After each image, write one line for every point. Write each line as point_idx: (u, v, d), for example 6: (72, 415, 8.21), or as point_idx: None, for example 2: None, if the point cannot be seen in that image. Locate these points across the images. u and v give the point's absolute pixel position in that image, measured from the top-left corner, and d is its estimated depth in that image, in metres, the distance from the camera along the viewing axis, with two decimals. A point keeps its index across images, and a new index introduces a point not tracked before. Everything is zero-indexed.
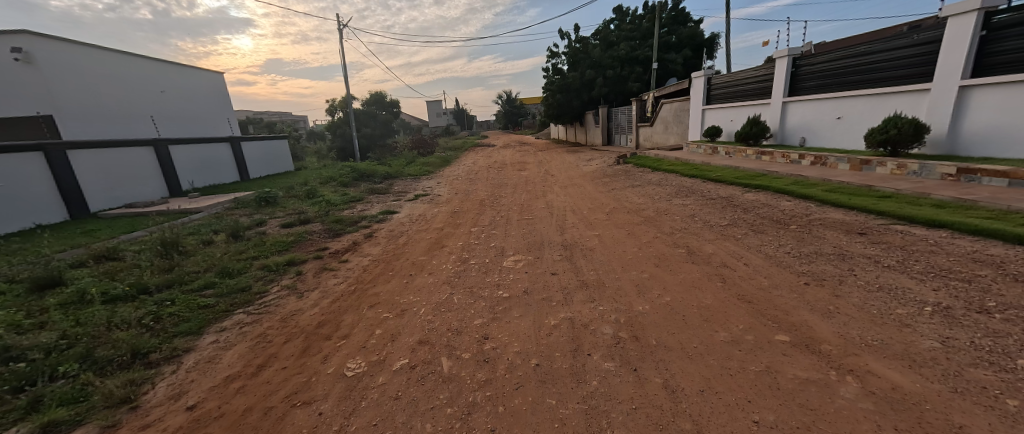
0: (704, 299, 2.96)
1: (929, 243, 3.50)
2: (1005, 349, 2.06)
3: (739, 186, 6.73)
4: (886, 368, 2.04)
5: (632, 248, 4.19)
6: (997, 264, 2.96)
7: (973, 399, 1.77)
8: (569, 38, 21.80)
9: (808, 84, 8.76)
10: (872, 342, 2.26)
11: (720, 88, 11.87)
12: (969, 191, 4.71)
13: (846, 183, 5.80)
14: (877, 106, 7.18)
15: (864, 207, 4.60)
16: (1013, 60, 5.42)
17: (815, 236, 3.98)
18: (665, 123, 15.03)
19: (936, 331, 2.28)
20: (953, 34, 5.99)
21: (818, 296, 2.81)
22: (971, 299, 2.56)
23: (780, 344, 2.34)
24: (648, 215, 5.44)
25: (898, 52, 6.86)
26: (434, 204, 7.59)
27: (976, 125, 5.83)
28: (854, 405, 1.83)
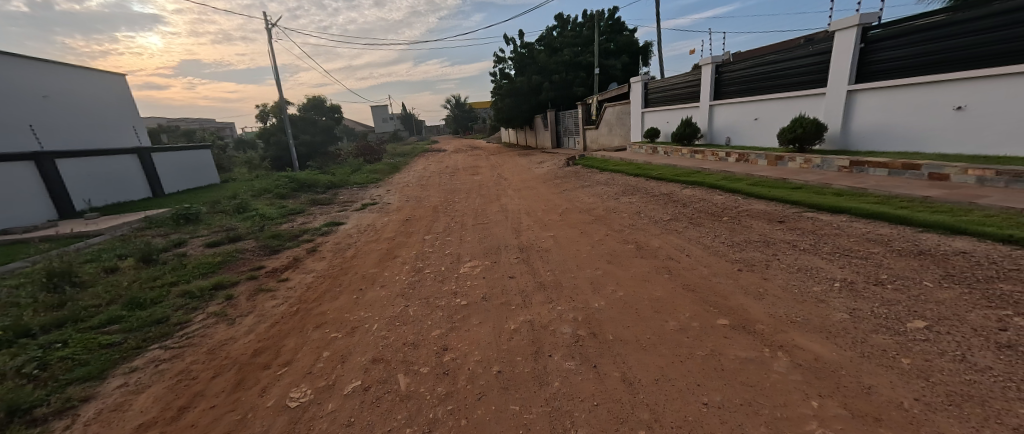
0: (655, 291, 3.14)
1: (833, 227, 4.03)
2: (897, 315, 2.43)
3: (677, 184, 7.24)
4: (809, 341, 2.30)
5: (586, 246, 4.35)
6: (885, 242, 3.49)
7: (877, 361, 2.06)
8: (514, 44, 22.26)
9: (730, 89, 9.73)
10: (796, 318, 2.54)
11: (656, 92, 12.76)
12: (860, 181, 5.49)
13: (765, 177, 6.49)
14: (786, 109, 8.17)
15: (782, 198, 5.17)
16: (888, 69, 6.39)
17: (743, 226, 4.39)
18: (608, 126, 15.81)
19: (845, 304, 2.62)
20: (841, 44, 6.96)
21: (749, 281, 3.12)
22: (868, 273, 3.00)
23: (721, 328, 2.54)
24: (599, 214, 5.68)
25: (799, 61, 7.87)
26: (384, 213, 7.25)
27: (862, 124, 6.84)
28: (786, 378, 2.05)
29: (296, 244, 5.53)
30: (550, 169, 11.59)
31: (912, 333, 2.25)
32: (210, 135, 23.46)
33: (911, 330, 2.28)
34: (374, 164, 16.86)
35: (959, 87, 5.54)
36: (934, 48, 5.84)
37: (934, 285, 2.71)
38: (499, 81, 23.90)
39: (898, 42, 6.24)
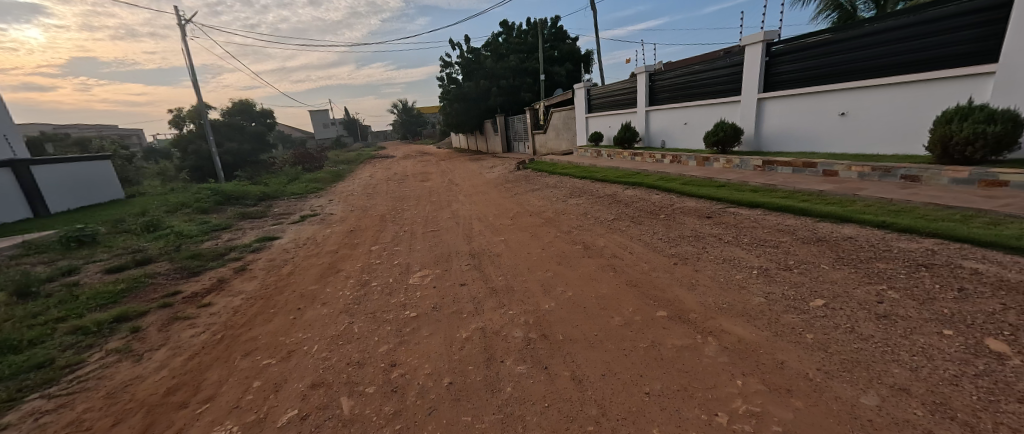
0: (601, 288, 3.28)
1: (752, 220, 4.50)
2: (803, 296, 2.77)
3: (620, 185, 7.62)
4: (733, 325, 2.54)
5: (536, 249, 4.43)
6: (793, 232, 3.97)
7: (788, 338, 2.33)
8: (459, 49, 22.17)
9: (662, 96, 10.52)
10: (723, 305, 2.79)
11: (597, 98, 13.40)
12: (770, 178, 6.19)
13: (694, 177, 7.07)
14: (709, 114, 9.01)
15: (710, 195, 5.67)
16: (788, 80, 7.33)
17: (678, 223, 4.73)
18: (556, 131, 16.27)
19: (762, 289, 2.93)
20: (751, 57, 7.82)
21: (683, 273, 3.37)
22: (780, 260, 3.39)
23: (660, 319, 2.72)
24: (548, 217, 5.80)
25: (718, 71, 8.73)
26: (325, 225, 6.79)
27: (771, 127, 7.76)
28: (715, 360, 2.24)
29: (222, 264, 4.97)
30: (501, 174, 11.64)
31: (814, 310, 2.58)
32: (110, 142, 20.45)
33: (813, 308, 2.61)
34: (314, 173, 15.76)
35: (844, 96, 6.45)
36: (824, 62, 6.74)
37: (830, 267, 3.14)
38: (444, 86, 23.65)
39: (797, 56, 7.13)
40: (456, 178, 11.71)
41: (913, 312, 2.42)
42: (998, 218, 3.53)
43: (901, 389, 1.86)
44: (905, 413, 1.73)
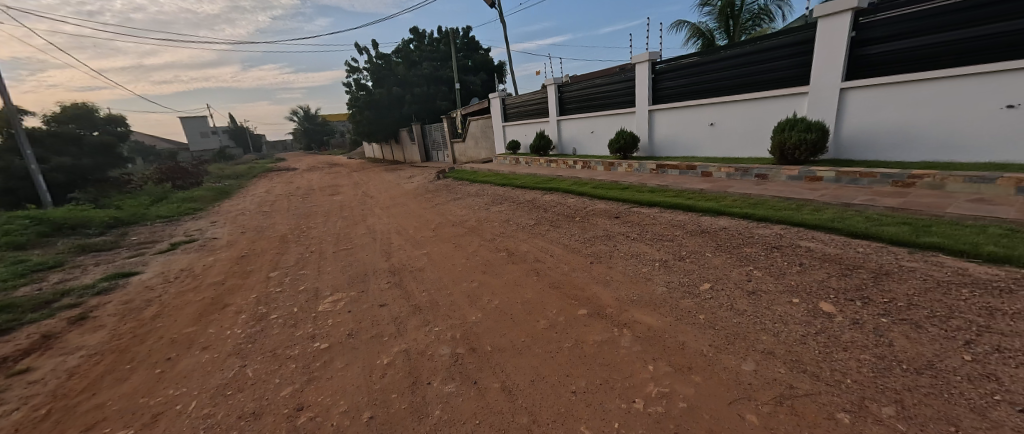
0: (525, 293, 3.34)
1: (651, 218, 5.05)
2: (696, 281, 3.19)
3: (538, 191, 7.91)
4: (643, 315, 2.81)
5: (460, 259, 4.34)
6: (684, 226, 4.55)
7: (686, 321, 2.66)
8: (368, 54, 21.18)
9: (570, 107, 11.28)
10: (633, 297, 3.06)
11: (512, 108, 13.80)
12: (661, 180, 7.06)
13: (603, 181, 7.71)
14: (611, 123, 9.95)
15: (616, 197, 6.23)
16: (670, 95, 8.47)
17: (591, 225, 5.08)
18: (475, 139, 16.34)
19: (664, 279, 3.31)
20: (641, 74, 8.80)
21: (599, 271, 3.62)
22: (676, 252, 3.86)
23: (582, 317, 2.87)
24: (472, 225, 5.74)
25: (614, 85, 9.68)
26: (208, 251, 5.76)
27: (660, 136, 8.85)
28: (629, 350, 2.44)
29: (50, 314, 3.83)
30: (418, 184, 11.28)
31: (702, 294, 2.99)
32: None
33: (703, 291, 3.02)
34: (188, 191, 13.34)
35: (714, 109, 7.62)
36: (698, 80, 7.88)
37: (712, 254, 3.68)
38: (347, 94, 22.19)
39: (678, 74, 8.20)
40: (366, 191, 10.99)
41: (772, 286, 2.97)
42: (821, 206, 4.54)
43: (769, 353, 2.25)
44: (774, 372, 2.10)
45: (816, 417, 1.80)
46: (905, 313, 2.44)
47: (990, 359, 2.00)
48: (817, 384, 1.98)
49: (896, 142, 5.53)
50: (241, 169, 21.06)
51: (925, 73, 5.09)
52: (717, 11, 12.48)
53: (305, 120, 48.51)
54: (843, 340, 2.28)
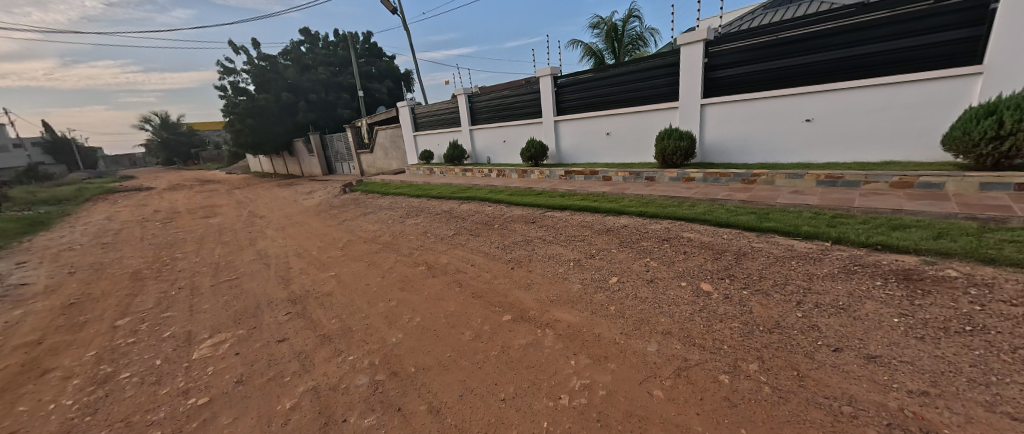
0: (448, 306, 3.23)
1: (563, 221, 5.34)
2: (606, 276, 3.47)
3: (454, 200, 7.77)
4: (562, 313, 2.94)
5: (375, 278, 4.02)
6: (592, 226, 4.90)
7: (600, 314, 2.86)
8: (246, 55, 18.32)
9: (481, 116, 11.40)
10: (552, 297, 3.19)
11: (422, 117, 13.45)
12: (566, 185, 7.56)
13: (518, 188, 7.95)
14: (522, 133, 10.32)
15: (529, 203, 6.46)
16: (571, 106, 9.15)
17: (509, 231, 5.16)
18: (384, 150, 15.56)
19: (579, 277, 3.52)
20: (545, 86, 9.34)
21: (520, 275, 3.69)
22: (588, 250, 4.14)
23: (506, 323, 2.89)
24: (386, 241, 5.39)
25: (522, 96, 10.09)
26: (18, 301, 4.36)
27: (566, 144, 9.46)
28: (552, 349, 2.53)
29: None
30: (316, 201, 10.20)
31: (612, 287, 3.26)
32: None
33: (612, 285, 3.30)
34: None
35: (610, 120, 8.45)
36: (596, 94, 8.64)
37: (617, 250, 4.04)
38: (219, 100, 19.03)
39: (577, 88, 8.92)
40: (249, 211, 9.54)
41: (666, 274, 3.38)
42: (695, 201, 5.34)
43: (668, 333, 2.55)
44: (673, 349, 2.38)
45: (706, 382, 2.09)
46: (760, 285, 3.00)
47: (814, 313, 2.58)
48: (706, 355, 2.30)
49: (738, 149, 6.83)
50: (63, 192, 16.54)
51: (750, 95, 6.43)
52: (604, 33, 14.15)
53: (163, 129, 40.08)
54: (719, 313, 2.71)
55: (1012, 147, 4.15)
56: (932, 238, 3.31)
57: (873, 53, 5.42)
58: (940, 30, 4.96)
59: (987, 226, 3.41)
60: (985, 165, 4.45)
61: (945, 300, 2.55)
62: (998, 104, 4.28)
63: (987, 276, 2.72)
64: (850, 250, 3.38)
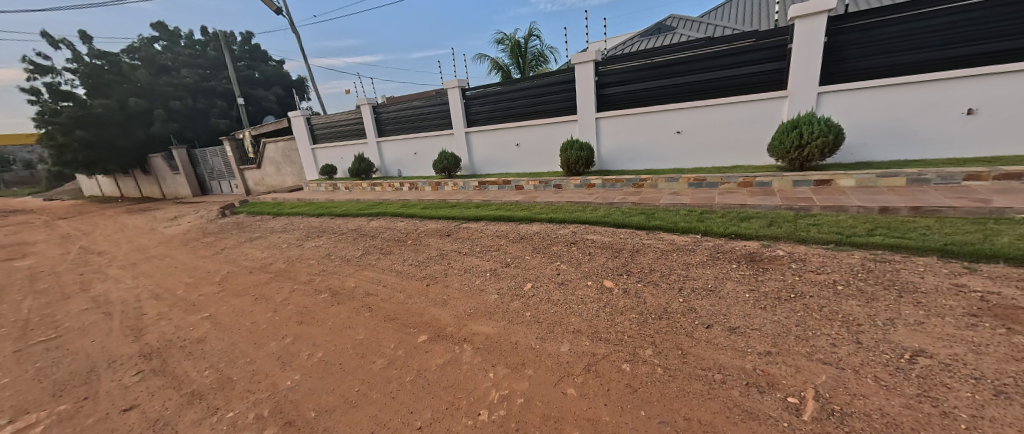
0: (355, 335, 2.94)
1: (479, 231, 5.35)
2: (521, 283, 3.56)
3: (362, 217, 7.21)
4: (481, 326, 2.92)
5: (265, 314, 3.46)
6: (507, 235, 5.01)
7: (518, 322, 2.92)
8: (75, 52, 14.70)
9: (388, 127, 10.88)
10: (469, 311, 3.15)
11: (320, 128, 12.33)
12: (477, 196, 7.63)
13: (431, 201, 7.75)
14: (433, 145, 10.09)
15: (441, 215, 6.34)
16: (480, 118, 9.28)
17: (424, 246, 4.97)
18: (274, 165, 13.95)
19: (496, 287, 3.54)
20: (454, 98, 9.31)
21: (436, 292, 3.57)
22: (504, 259, 4.20)
23: (422, 344, 2.75)
24: (280, 268, 4.73)
25: (432, 107, 9.90)
26: None
27: (479, 156, 9.53)
28: (470, 364, 2.48)
29: None
30: (181, 229, 8.54)
31: (527, 293, 3.35)
32: None
33: (527, 291, 3.39)
34: None
35: (519, 132, 8.77)
36: (504, 106, 8.90)
37: (530, 257, 4.18)
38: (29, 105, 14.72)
39: (485, 101, 9.09)
40: (80, 247, 7.53)
41: (574, 275, 3.61)
42: (597, 206, 5.84)
43: (578, 331, 2.71)
44: (584, 346, 2.54)
45: (612, 373, 2.27)
46: (651, 277, 3.40)
47: (692, 297, 3.02)
48: (611, 347, 2.51)
49: (628, 157, 7.70)
50: None
51: (628, 111, 7.40)
52: (509, 48, 14.86)
53: None
54: (620, 306, 2.99)
55: (809, 154, 5.47)
56: (764, 226, 4.16)
57: (713, 79, 6.67)
58: (757, 63, 6.31)
59: (798, 214, 4.44)
60: (793, 167, 5.78)
61: (780, 275, 3.22)
62: (798, 120, 5.63)
63: (802, 253, 3.53)
64: (714, 240, 4.06)
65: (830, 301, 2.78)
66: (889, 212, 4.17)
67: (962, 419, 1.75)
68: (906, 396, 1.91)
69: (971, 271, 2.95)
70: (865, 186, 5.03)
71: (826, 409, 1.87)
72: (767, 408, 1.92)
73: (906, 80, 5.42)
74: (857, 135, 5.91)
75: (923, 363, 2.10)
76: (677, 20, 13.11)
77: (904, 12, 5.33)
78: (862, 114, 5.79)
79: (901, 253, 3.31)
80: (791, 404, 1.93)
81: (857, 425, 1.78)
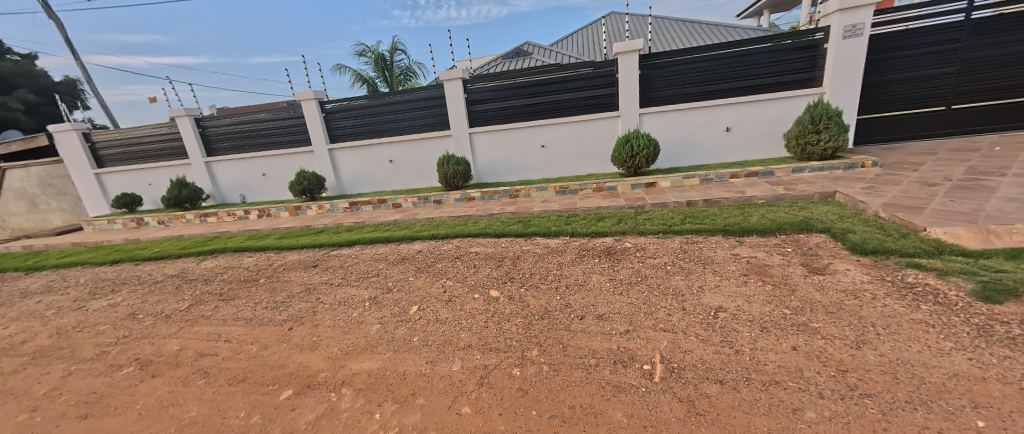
0: (187, 412, 2.31)
1: (352, 257, 4.86)
2: (405, 308, 3.35)
3: (187, 257, 5.78)
4: (362, 363, 2.63)
5: (22, 416, 2.43)
6: (385, 257, 4.68)
7: (403, 349, 2.73)
8: None
9: (221, 145, 9.05)
10: (346, 349, 2.81)
11: (111, 147, 9.47)
12: (340, 220, 6.93)
13: (289, 229, 6.73)
14: (286, 164, 8.80)
15: (299, 245, 5.54)
16: (343, 133, 8.53)
17: (282, 283, 4.25)
18: (26, 199, 10.08)
19: (375, 316, 3.25)
20: (310, 111, 8.29)
21: (302, 335, 3.08)
22: (384, 284, 3.89)
23: (286, 401, 2.33)
24: (51, 344, 3.40)
25: (281, 121, 8.63)
26: None
27: (346, 174, 8.71)
28: (351, 409, 2.21)
29: None
30: None
31: (413, 317, 3.17)
32: None
33: (413, 315, 3.20)
34: None
35: (390, 147, 8.34)
36: (369, 121, 8.36)
37: (414, 277, 3.99)
38: None
39: (348, 114, 8.38)
40: None
41: (461, 290, 3.58)
42: (477, 218, 5.94)
43: (468, 346, 2.69)
44: (474, 361, 2.53)
45: (503, 381, 2.32)
46: (532, 280, 3.62)
47: (567, 293, 3.32)
48: (500, 356, 2.56)
49: (501, 170, 8.11)
50: None
51: (493, 126, 7.81)
52: (373, 61, 14.21)
53: None
54: (506, 313, 3.08)
55: (639, 163, 6.70)
56: (615, 223, 4.87)
57: (563, 100, 7.59)
58: (596, 87, 7.42)
59: (637, 211, 5.35)
60: (629, 173, 6.93)
61: (629, 263, 3.80)
62: (628, 135, 6.79)
63: (643, 243, 4.26)
64: (580, 239, 4.57)
65: (665, 278, 3.42)
66: (692, 205, 5.41)
67: (746, 352, 2.35)
68: (714, 343, 2.47)
69: (741, 242, 4.03)
70: (677, 187, 6.36)
71: (668, 369, 2.28)
72: (629, 378, 2.23)
73: (693, 105, 7.12)
74: (669, 147, 7.48)
75: (723, 316, 2.76)
76: (533, 47, 14.51)
77: (687, 55, 7.00)
78: (670, 131, 7.36)
79: (705, 235, 4.29)
80: (646, 371, 2.28)
81: (688, 375, 2.21)
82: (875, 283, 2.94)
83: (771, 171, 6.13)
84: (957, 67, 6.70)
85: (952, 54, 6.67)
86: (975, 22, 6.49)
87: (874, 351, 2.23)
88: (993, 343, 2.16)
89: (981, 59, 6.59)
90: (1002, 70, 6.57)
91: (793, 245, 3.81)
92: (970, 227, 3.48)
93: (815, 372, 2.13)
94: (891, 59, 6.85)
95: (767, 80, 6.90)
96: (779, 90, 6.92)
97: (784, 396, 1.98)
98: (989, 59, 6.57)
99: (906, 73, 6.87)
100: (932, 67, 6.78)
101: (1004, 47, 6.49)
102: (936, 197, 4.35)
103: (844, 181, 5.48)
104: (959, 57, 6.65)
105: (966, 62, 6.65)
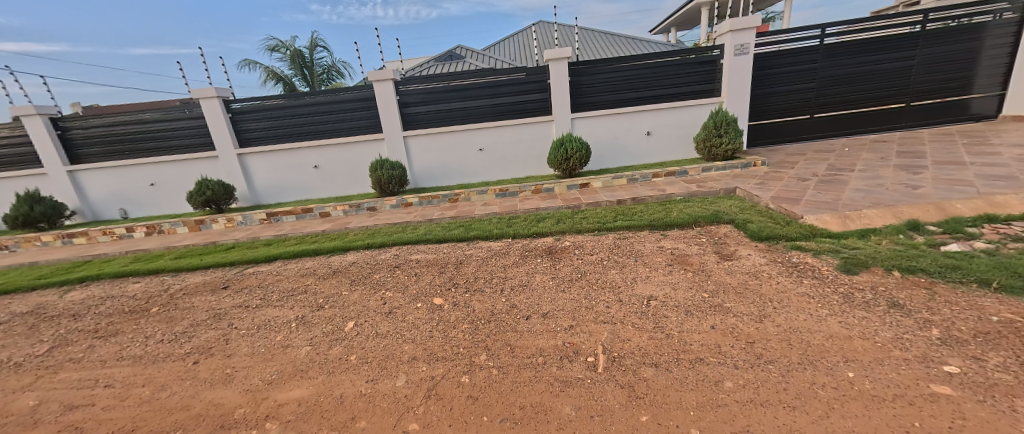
0: None
1: (273, 274, 4.40)
2: (338, 325, 3.10)
3: (47, 289, 4.81)
4: (289, 391, 2.38)
5: None
6: (315, 272, 4.31)
7: (338, 371, 2.52)
8: None
9: (91, 150, 7.73)
10: (271, 377, 2.53)
11: None
12: (251, 234, 6.27)
13: (190, 246, 5.93)
14: (183, 172, 7.77)
15: (200, 265, 4.88)
16: (256, 136, 7.75)
17: (183, 311, 3.71)
18: None
19: (304, 338, 2.96)
20: (212, 111, 7.40)
21: (214, 367, 2.71)
22: (312, 302, 3.57)
23: None
24: None
25: (175, 123, 7.59)
26: None
27: (263, 182, 7.93)
28: None
29: None
30: None
31: (349, 334, 2.95)
32: None
33: (348, 332, 2.97)
34: None
35: (314, 152, 7.76)
36: (285, 122, 7.69)
37: (348, 291, 3.72)
38: None
39: (261, 115, 7.65)
40: None
41: (403, 300, 3.41)
42: (416, 224, 5.74)
43: (411, 359, 2.56)
44: (419, 373, 2.42)
45: (451, 390, 2.24)
46: (476, 285, 3.56)
47: (512, 294, 3.33)
48: (446, 365, 2.47)
49: (439, 174, 7.95)
50: None
51: (427, 131, 7.63)
52: (290, 58, 13.13)
53: None
54: (451, 320, 3.00)
55: (573, 166, 6.98)
56: (555, 223, 5.00)
57: (496, 104, 7.65)
58: (526, 92, 7.59)
59: (574, 210, 5.54)
60: (565, 175, 7.19)
61: (569, 261, 3.91)
62: (563, 138, 7.03)
63: (582, 240, 4.42)
64: (521, 240, 4.63)
65: (602, 273, 3.58)
66: (622, 203, 5.74)
67: (676, 335, 2.53)
68: (648, 330, 2.62)
69: (666, 235, 4.37)
70: (608, 186, 6.73)
71: (610, 358, 2.37)
72: (575, 372, 2.28)
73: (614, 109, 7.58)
74: (599, 149, 7.88)
75: (655, 303, 2.95)
76: (466, 50, 14.49)
77: (607, 64, 7.46)
78: (599, 134, 7.76)
79: (636, 230, 4.57)
80: (591, 363, 2.35)
81: (627, 362, 2.32)
82: (771, 264, 3.35)
83: (686, 171, 6.74)
84: (817, 83, 7.95)
85: (811, 72, 7.90)
86: (828, 46, 7.76)
87: (776, 323, 2.52)
88: (855, 307, 2.57)
89: (832, 76, 7.89)
90: (850, 85, 7.93)
91: (708, 235, 4.21)
92: (833, 213, 4.11)
93: (732, 346, 2.35)
94: (770, 74, 7.90)
95: (676, 85, 7.59)
96: (687, 98, 7.67)
97: (707, 371, 2.16)
98: (836, 77, 7.89)
99: (783, 87, 7.98)
100: (800, 83, 7.97)
101: (847, 67, 7.84)
102: (808, 190, 5.10)
103: (742, 178, 6.20)
104: (817, 75, 7.90)
105: (823, 79, 7.92)
